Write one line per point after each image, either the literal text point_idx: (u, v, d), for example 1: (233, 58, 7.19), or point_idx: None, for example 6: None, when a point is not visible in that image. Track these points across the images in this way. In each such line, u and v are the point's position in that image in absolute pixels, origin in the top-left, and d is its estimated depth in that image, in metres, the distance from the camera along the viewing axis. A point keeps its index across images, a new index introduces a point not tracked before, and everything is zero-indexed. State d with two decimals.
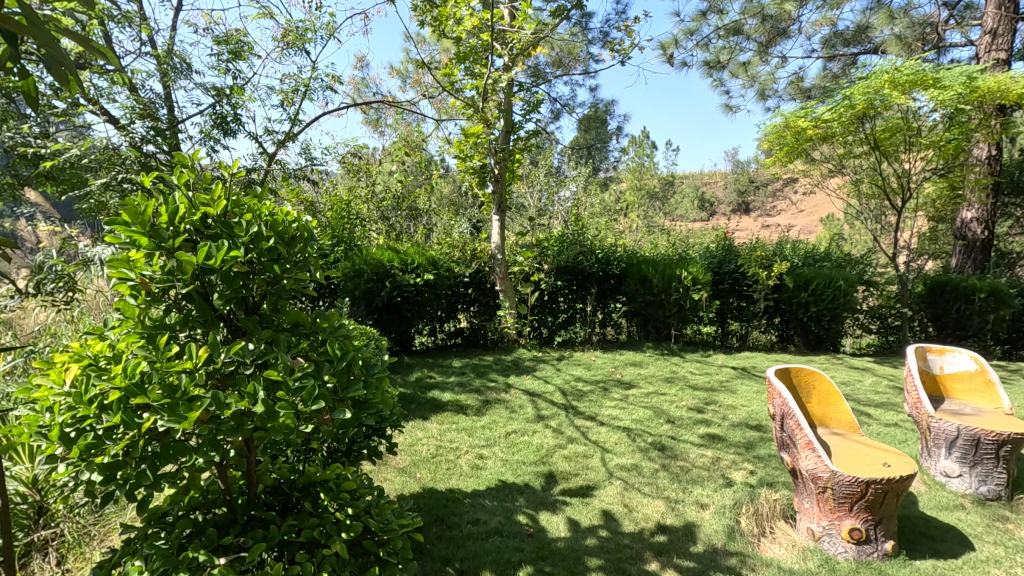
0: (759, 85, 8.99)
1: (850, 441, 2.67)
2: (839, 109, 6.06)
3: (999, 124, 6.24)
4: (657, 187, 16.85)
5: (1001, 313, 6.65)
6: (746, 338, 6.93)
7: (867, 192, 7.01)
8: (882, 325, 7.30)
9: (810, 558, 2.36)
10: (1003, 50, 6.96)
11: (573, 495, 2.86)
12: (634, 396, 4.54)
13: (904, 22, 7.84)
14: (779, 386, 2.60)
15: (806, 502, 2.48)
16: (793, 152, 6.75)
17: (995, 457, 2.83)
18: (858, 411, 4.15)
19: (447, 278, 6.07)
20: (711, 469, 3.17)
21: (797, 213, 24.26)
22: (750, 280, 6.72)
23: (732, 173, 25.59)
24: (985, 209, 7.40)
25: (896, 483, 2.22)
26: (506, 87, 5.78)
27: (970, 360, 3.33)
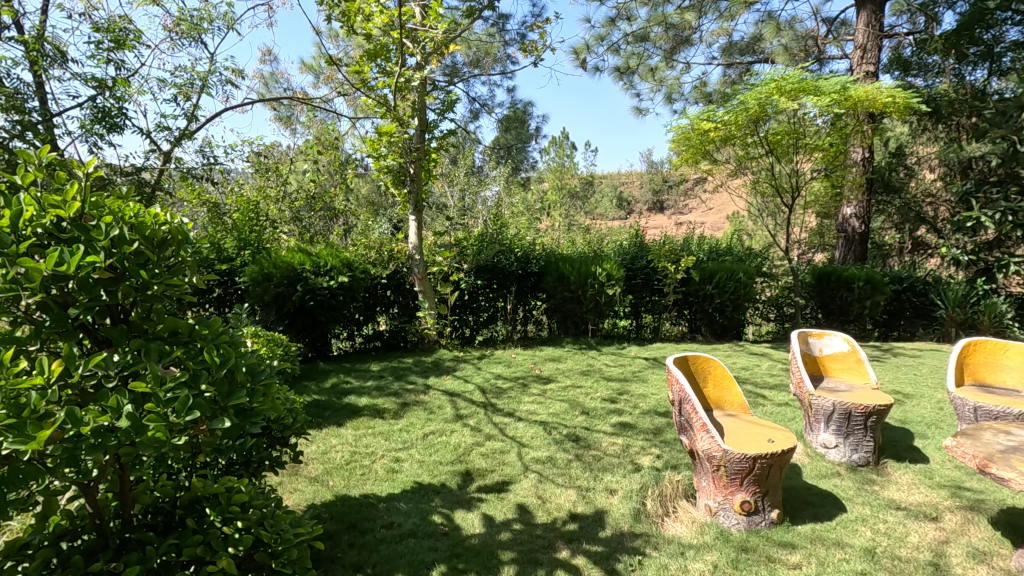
0: (666, 89, 9.48)
1: (740, 420, 2.89)
2: (735, 113, 6.55)
3: (870, 129, 6.98)
4: (578, 187, 17.30)
5: (876, 299, 7.43)
6: (659, 330, 7.29)
7: (763, 191, 7.59)
8: (778, 314, 7.93)
9: (706, 532, 2.53)
10: (872, 63, 7.76)
11: (489, 491, 2.90)
12: (551, 390, 4.66)
13: (789, 35, 8.57)
14: (677, 373, 2.76)
15: (704, 481, 2.66)
16: (698, 153, 7.16)
17: (864, 428, 3.17)
18: (754, 393, 4.49)
19: (364, 280, 5.92)
20: (621, 456, 3.32)
21: (706, 212, 25.76)
22: (660, 275, 7.07)
23: (646, 173, 26.73)
24: (862, 206, 8.23)
25: (778, 457, 2.44)
26: (420, 85, 5.73)
27: (843, 342, 3.71)
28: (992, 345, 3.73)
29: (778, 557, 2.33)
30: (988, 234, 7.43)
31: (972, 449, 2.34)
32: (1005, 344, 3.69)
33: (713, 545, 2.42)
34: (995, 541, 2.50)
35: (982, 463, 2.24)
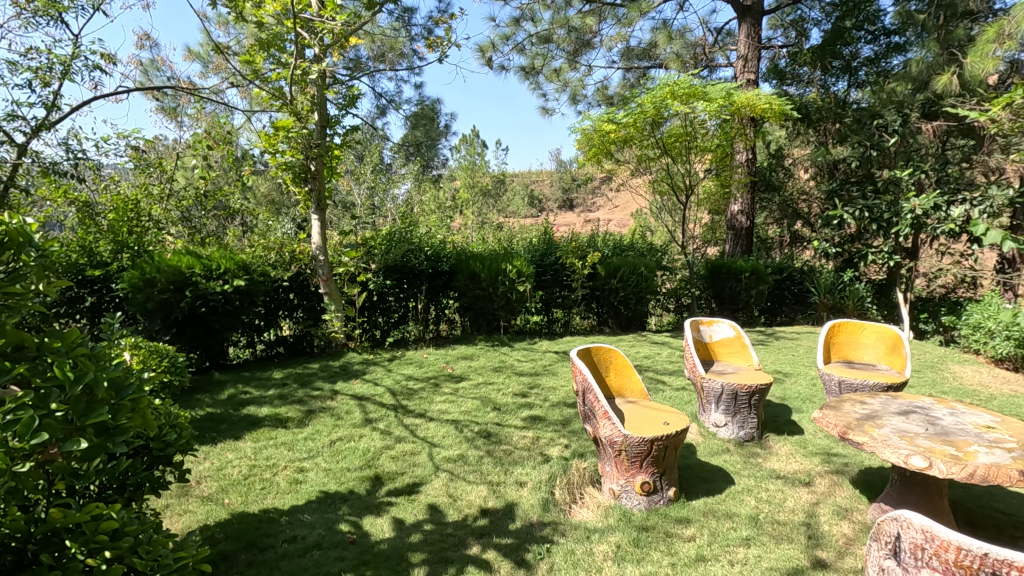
0: (571, 90, 9.77)
1: (639, 406, 3.06)
2: (634, 115, 6.90)
3: (752, 133, 7.59)
4: (490, 185, 17.40)
5: (761, 288, 8.13)
6: (569, 324, 7.52)
7: (661, 189, 8.04)
8: (677, 304, 8.44)
9: (610, 514, 2.65)
10: (752, 72, 8.46)
11: (399, 494, 2.85)
12: (464, 388, 4.66)
13: (680, 43, 9.16)
14: (580, 363, 2.86)
15: (607, 466, 2.78)
16: (601, 153, 7.44)
17: (749, 406, 3.47)
18: (655, 380, 4.77)
19: (262, 284, 5.59)
20: (531, 448, 3.39)
21: (612, 209, 26.88)
22: (569, 271, 7.28)
23: (556, 172, 27.42)
24: (747, 203, 8.96)
25: (673, 438, 2.61)
26: (319, 79, 5.48)
27: (729, 328, 4.03)
28: (853, 326, 4.22)
29: (674, 531, 2.50)
30: (851, 228, 8.36)
31: (835, 418, 2.64)
32: (863, 324, 4.19)
33: (617, 526, 2.54)
34: (855, 498, 2.83)
35: (842, 431, 2.52)
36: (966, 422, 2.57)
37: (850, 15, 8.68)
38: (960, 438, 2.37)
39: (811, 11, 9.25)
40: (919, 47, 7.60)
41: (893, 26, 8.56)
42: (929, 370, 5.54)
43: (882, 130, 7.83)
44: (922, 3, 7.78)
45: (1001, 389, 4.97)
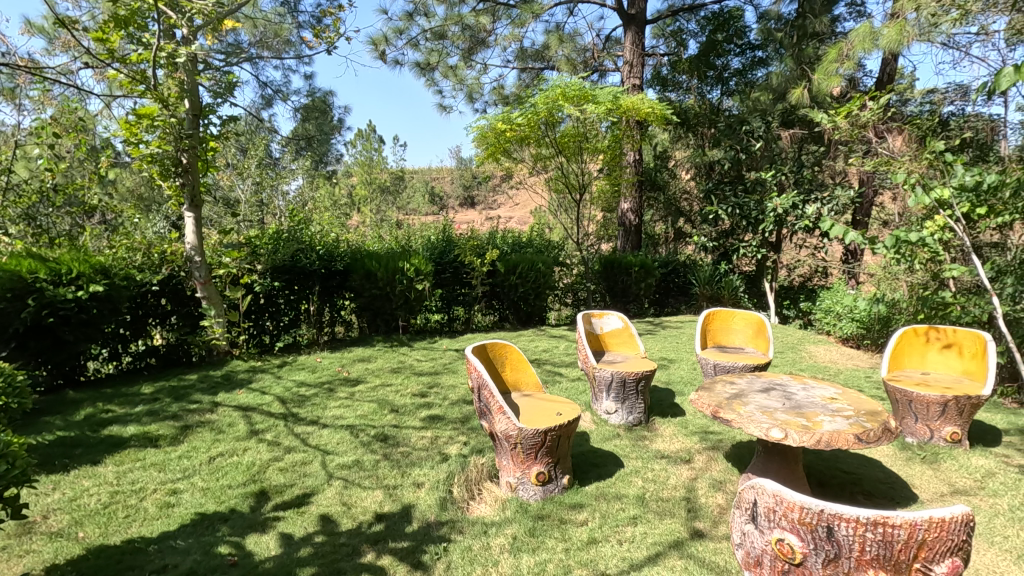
0: (467, 88, 9.78)
1: (534, 399, 3.14)
2: (528, 115, 7.05)
3: (639, 135, 8.03)
4: (389, 181, 16.94)
5: (649, 281, 8.66)
6: (470, 322, 7.53)
7: (557, 188, 8.28)
8: (574, 299, 8.76)
9: (508, 507, 2.69)
10: (637, 78, 8.96)
11: (288, 508, 2.69)
12: (360, 392, 4.50)
13: (571, 47, 9.50)
14: (475, 360, 2.87)
15: (504, 460, 2.82)
16: (498, 151, 7.50)
17: (636, 392, 3.69)
18: (552, 372, 4.92)
19: (126, 289, 4.99)
20: (429, 448, 3.36)
21: (513, 206, 27.29)
22: (468, 268, 7.26)
23: (456, 169, 27.33)
24: (635, 201, 9.48)
25: (565, 428, 2.72)
26: (189, 62, 5.00)
27: (618, 320, 4.25)
28: (724, 314, 4.62)
29: (568, 517, 2.59)
30: (724, 224, 9.16)
31: (708, 399, 2.87)
32: (734, 312, 4.60)
33: (513, 518, 2.59)
34: (728, 471, 3.11)
35: (714, 410, 2.75)
36: (815, 395, 2.92)
37: (721, 28, 9.60)
38: (809, 409, 2.69)
39: (688, 24, 10.06)
40: (778, 62, 8.45)
41: (757, 42, 9.47)
42: (790, 351, 6.21)
43: (749, 136, 8.65)
44: (779, 23, 8.69)
45: (847, 365, 5.69)
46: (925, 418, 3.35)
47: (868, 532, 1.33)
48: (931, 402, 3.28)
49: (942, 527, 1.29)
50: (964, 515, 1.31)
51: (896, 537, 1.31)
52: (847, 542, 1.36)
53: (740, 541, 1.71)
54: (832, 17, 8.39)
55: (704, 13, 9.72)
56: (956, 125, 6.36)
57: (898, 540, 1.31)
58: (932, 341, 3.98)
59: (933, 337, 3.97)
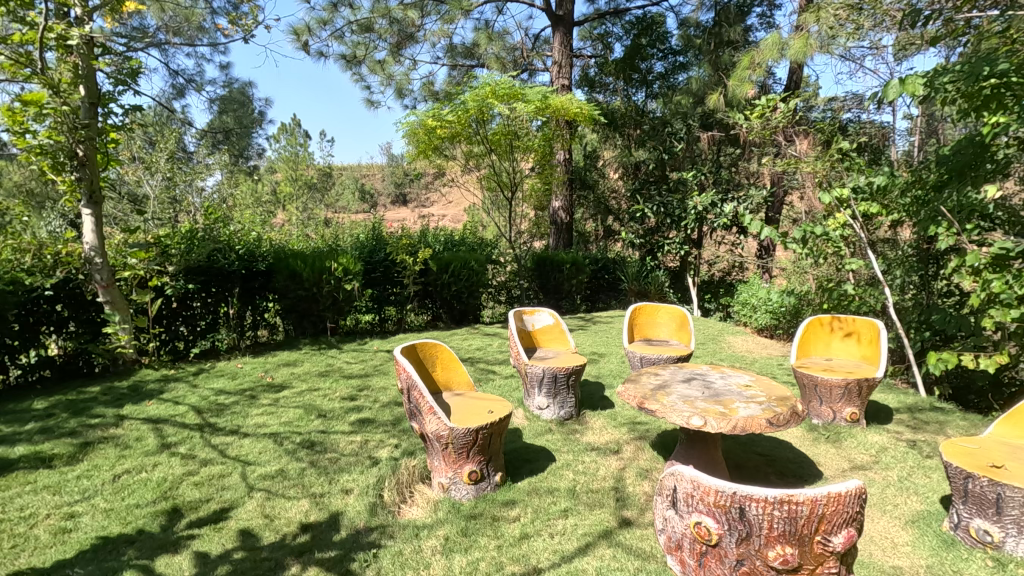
0: (395, 84, 9.57)
1: (466, 398, 3.13)
2: (458, 112, 6.98)
3: (568, 135, 8.17)
4: (315, 178, 16.30)
5: (580, 278, 8.87)
6: (403, 322, 7.37)
7: (488, 186, 8.28)
8: (508, 296, 8.80)
9: (440, 508, 2.67)
10: (566, 78, 9.11)
11: (203, 525, 2.53)
12: (285, 398, 4.30)
13: (500, 45, 9.52)
14: (404, 361, 2.81)
15: (436, 461, 2.79)
16: (429, 149, 7.39)
17: (567, 386, 3.76)
18: (486, 370, 4.91)
19: (13, 295, 4.49)
20: (358, 453, 3.26)
21: (446, 204, 27.03)
22: (399, 267, 7.11)
23: (387, 166, 26.74)
24: (566, 200, 9.65)
25: (497, 425, 2.73)
26: (83, 45, 4.55)
27: (549, 316, 4.31)
28: (650, 308, 4.80)
29: (501, 515, 2.60)
30: (650, 222, 9.50)
31: (634, 391, 2.97)
32: (659, 306, 4.79)
33: (445, 519, 2.56)
34: (654, 459, 3.23)
35: (640, 401, 2.85)
36: (731, 383, 3.09)
37: (644, 33, 9.96)
38: (726, 397, 2.84)
39: (614, 27, 10.36)
40: (698, 68, 8.87)
41: (677, 47, 9.90)
42: (711, 342, 6.54)
43: (671, 138, 9.05)
44: (698, 29, 9.11)
45: (762, 354, 6.07)
46: (829, 400, 3.63)
47: (776, 510, 1.42)
48: (833, 385, 3.56)
49: (839, 501, 1.40)
50: (857, 488, 1.42)
51: (800, 512, 1.40)
52: (757, 521, 1.45)
53: (661, 526, 1.77)
54: (745, 27, 8.90)
55: (628, 18, 10.05)
56: (852, 130, 6.94)
57: (802, 516, 1.40)
58: (835, 330, 4.31)
59: (835, 326, 4.31)
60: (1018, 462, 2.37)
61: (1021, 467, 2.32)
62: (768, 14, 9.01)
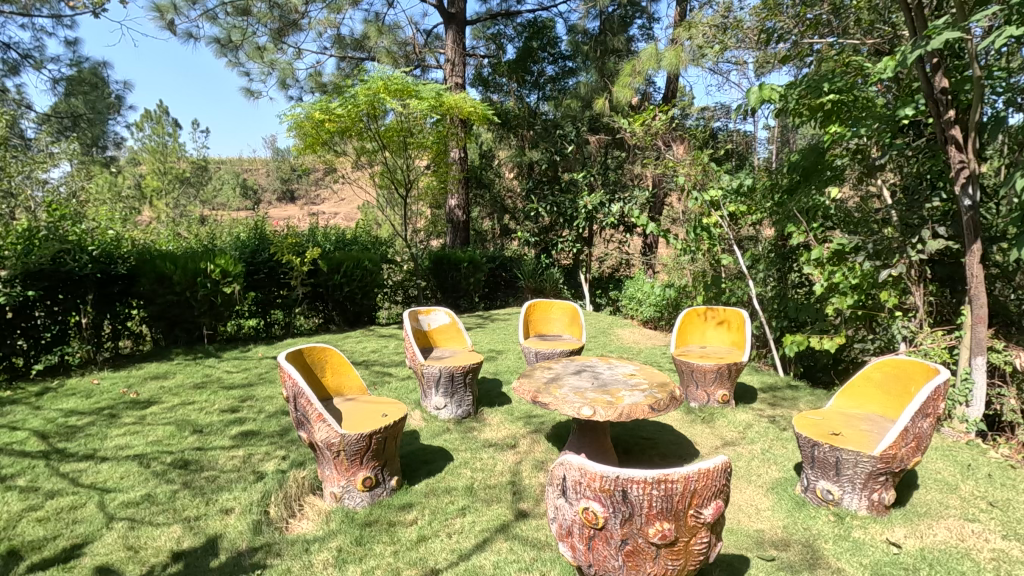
0: (278, 73, 8.98)
1: (358, 402, 3.02)
2: (348, 106, 6.70)
3: (463, 133, 8.17)
4: (189, 171, 14.89)
5: (477, 276, 8.92)
6: (291, 326, 6.96)
7: (382, 183, 8.05)
8: (405, 296, 8.62)
9: (332, 519, 2.55)
10: (459, 76, 9.09)
11: (49, 566, 2.21)
12: (153, 414, 3.88)
13: (391, 39, 9.29)
14: (289, 368, 2.65)
15: (326, 470, 2.67)
16: (317, 144, 7.02)
17: (464, 384, 3.76)
18: (381, 373, 4.78)
19: None
20: (240, 469, 3.02)
21: (339, 202, 25.91)
22: (286, 268, 6.69)
23: (272, 160, 25.07)
24: (463, 198, 9.65)
25: (392, 429, 2.67)
26: None
27: (444, 315, 4.29)
28: (544, 304, 4.94)
29: (397, 519, 2.55)
30: (544, 221, 9.77)
31: (528, 386, 3.04)
32: (552, 302, 4.95)
33: (338, 529, 2.46)
34: (549, 451, 3.33)
35: (534, 395, 2.92)
36: (618, 373, 3.28)
37: (536, 36, 10.24)
38: (613, 386, 3.01)
39: (506, 29, 10.52)
40: (586, 73, 9.28)
41: (567, 52, 10.26)
42: (602, 335, 6.88)
43: (563, 139, 9.38)
44: (586, 36, 9.52)
45: (647, 344, 6.49)
46: (704, 384, 3.97)
47: (654, 490, 1.52)
48: (707, 370, 3.89)
49: (708, 476, 1.54)
50: (723, 463, 1.57)
51: (675, 490, 1.52)
52: (638, 501, 1.54)
53: (552, 515, 1.82)
54: (628, 37, 9.45)
55: (520, 20, 10.26)
56: (722, 137, 7.62)
57: (676, 493, 1.52)
58: (709, 319, 4.70)
59: (709, 315, 4.69)
60: (852, 429, 2.74)
61: (854, 433, 2.70)
62: (648, 26, 9.62)
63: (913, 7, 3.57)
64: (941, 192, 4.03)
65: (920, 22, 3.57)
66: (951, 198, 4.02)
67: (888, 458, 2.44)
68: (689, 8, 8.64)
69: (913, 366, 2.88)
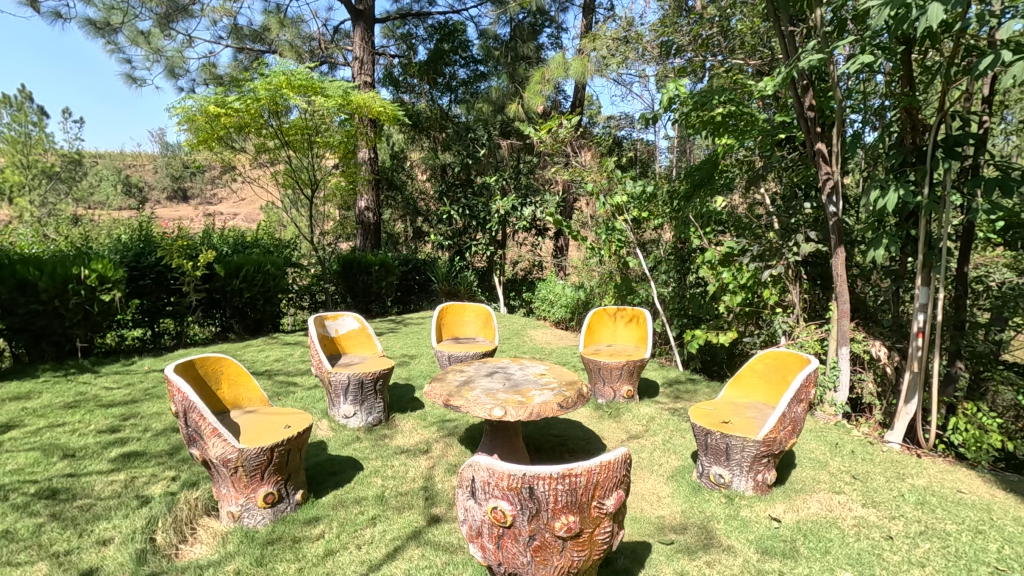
0: (165, 61, 8.27)
1: (258, 414, 2.85)
2: (247, 101, 6.30)
3: (373, 133, 7.97)
4: (58, 166, 13.30)
5: (389, 280, 8.72)
6: (183, 336, 6.44)
7: (286, 183, 7.66)
8: (311, 301, 8.26)
9: (229, 540, 2.39)
10: (368, 75, 8.85)
11: None
12: (12, 440, 3.41)
13: (293, 32, 8.86)
14: (178, 381, 2.45)
15: (222, 488, 2.49)
16: (211, 140, 6.53)
17: (375, 391, 3.67)
18: (285, 383, 4.54)
19: None
20: (121, 495, 2.74)
21: (238, 202, 24.31)
22: (176, 273, 6.16)
23: (161, 156, 23.03)
24: (373, 200, 9.39)
25: (296, 440, 2.55)
26: None
27: (353, 321, 4.18)
28: (457, 307, 4.93)
29: (302, 535, 2.43)
30: (457, 224, 9.74)
31: (440, 390, 3.02)
32: (465, 305, 4.95)
33: (236, 551, 2.31)
34: (462, 454, 3.33)
35: (445, 399, 2.91)
36: (528, 373, 3.35)
37: (447, 39, 10.21)
38: (523, 387, 3.07)
39: (417, 29, 10.41)
40: (497, 78, 9.40)
41: (478, 57, 10.31)
42: (515, 337, 6.98)
43: (475, 143, 9.41)
44: (497, 42, 9.65)
45: (558, 344, 6.67)
46: (610, 381, 4.14)
47: (559, 485, 1.57)
48: (613, 367, 4.06)
49: (610, 467, 1.62)
50: (623, 454, 1.66)
51: (579, 483, 1.58)
52: (544, 497, 1.58)
53: (462, 517, 1.82)
54: (538, 45, 9.68)
55: (431, 22, 10.18)
56: (626, 145, 8.01)
57: (580, 486, 1.59)
58: (618, 318, 4.91)
59: (618, 315, 4.90)
60: (740, 417, 2.99)
61: (742, 420, 2.94)
62: (556, 36, 9.91)
63: (786, 33, 3.96)
64: (812, 201, 4.49)
65: (793, 45, 3.95)
66: (819, 206, 4.50)
67: (769, 442, 2.68)
68: (595, 20, 9.01)
69: (790, 357, 3.19)
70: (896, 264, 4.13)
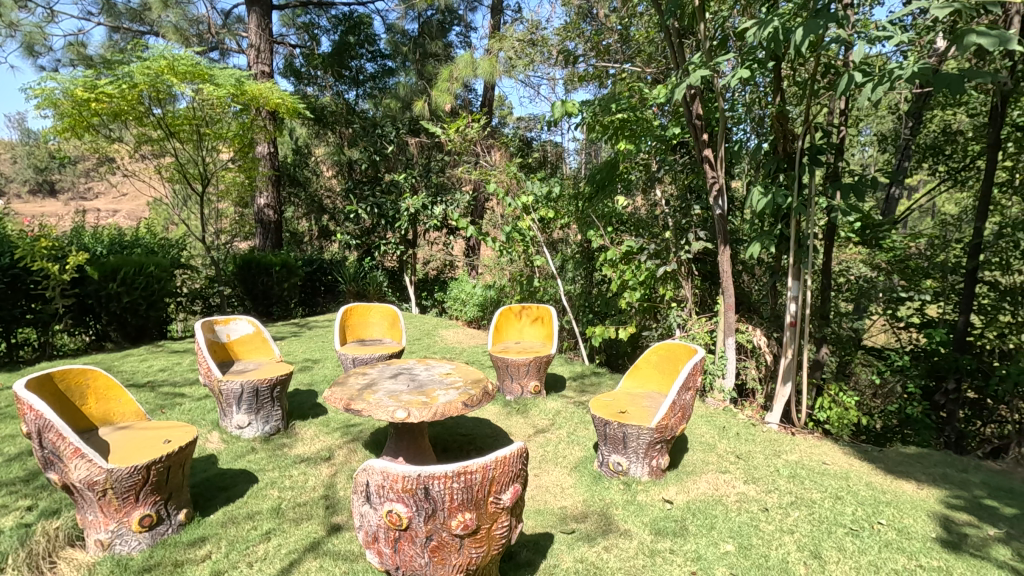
0: (22, 37, 7.31)
1: (133, 430, 2.60)
2: (122, 87, 5.67)
3: (272, 126, 7.51)
4: None
5: (292, 281, 8.30)
6: (47, 347, 5.74)
7: (172, 177, 7.02)
8: (205, 305, 7.67)
9: (98, 572, 2.15)
10: (266, 65, 8.34)
11: None
12: None
13: (179, 13, 8.14)
14: (31, 398, 2.18)
15: (89, 515, 2.24)
16: (79, 127, 5.85)
17: (271, 398, 3.47)
18: (171, 395, 4.17)
19: None
20: None
21: (119, 198, 22.08)
22: (37, 276, 5.43)
23: (21, 144, 20.34)
24: (274, 197, 8.83)
25: (176, 456, 2.36)
26: None
27: (247, 325, 3.92)
28: (362, 308, 4.79)
29: (185, 558, 2.25)
30: (365, 223, 9.44)
31: (340, 394, 2.91)
32: (370, 306, 4.82)
33: None
34: (366, 459, 3.24)
35: (346, 403, 2.81)
36: (434, 372, 3.32)
37: (352, 31, 9.84)
38: (428, 387, 3.03)
39: (320, 19, 9.96)
40: (404, 74, 9.22)
41: (386, 51, 10.03)
42: (426, 338, 6.88)
43: (382, 139, 9.10)
44: (404, 37, 9.45)
45: (469, 344, 6.68)
46: (518, 377, 4.20)
47: (454, 483, 1.57)
48: (521, 364, 4.13)
49: (505, 462, 1.65)
50: (518, 449, 1.69)
51: (474, 480, 1.59)
52: (439, 497, 1.57)
53: (359, 523, 1.76)
54: (447, 42, 9.61)
55: (334, 12, 9.76)
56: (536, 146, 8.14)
57: (475, 482, 1.60)
58: (523, 317, 5.00)
59: (523, 313, 4.99)
60: (636, 406, 3.15)
61: (638, 410, 3.10)
62: (465, 35, 9.88)
63: (676, 43, 4.21)
64: (701, 203, 4.82)
65: (683, 56, 4.19)
66: (708, 208, 4.84)
67: (662, 429, 2.85)
68: (503, 22, 9.10)
69: (680, 348, 3.40)
70: (774, 261, 4.53)
